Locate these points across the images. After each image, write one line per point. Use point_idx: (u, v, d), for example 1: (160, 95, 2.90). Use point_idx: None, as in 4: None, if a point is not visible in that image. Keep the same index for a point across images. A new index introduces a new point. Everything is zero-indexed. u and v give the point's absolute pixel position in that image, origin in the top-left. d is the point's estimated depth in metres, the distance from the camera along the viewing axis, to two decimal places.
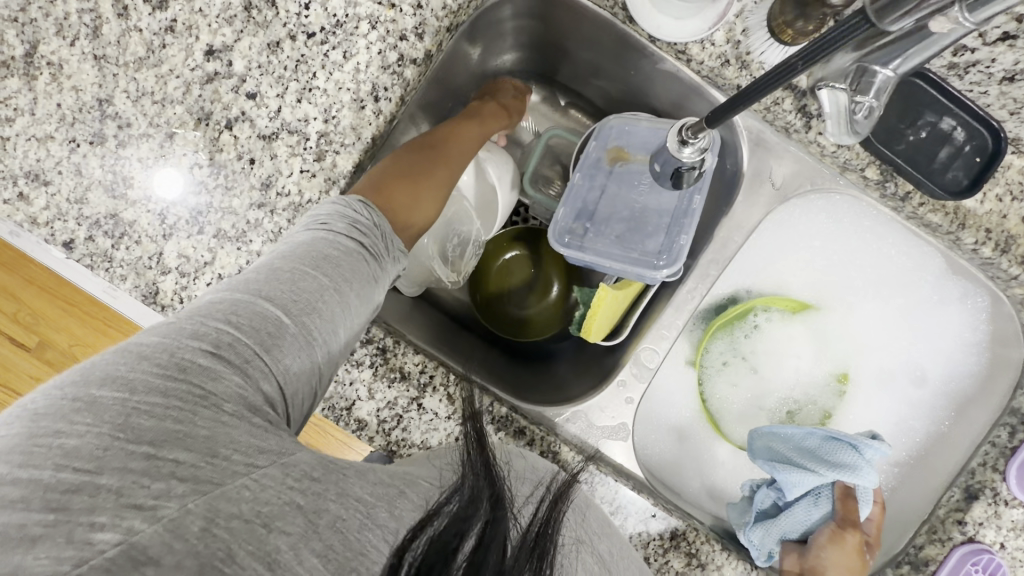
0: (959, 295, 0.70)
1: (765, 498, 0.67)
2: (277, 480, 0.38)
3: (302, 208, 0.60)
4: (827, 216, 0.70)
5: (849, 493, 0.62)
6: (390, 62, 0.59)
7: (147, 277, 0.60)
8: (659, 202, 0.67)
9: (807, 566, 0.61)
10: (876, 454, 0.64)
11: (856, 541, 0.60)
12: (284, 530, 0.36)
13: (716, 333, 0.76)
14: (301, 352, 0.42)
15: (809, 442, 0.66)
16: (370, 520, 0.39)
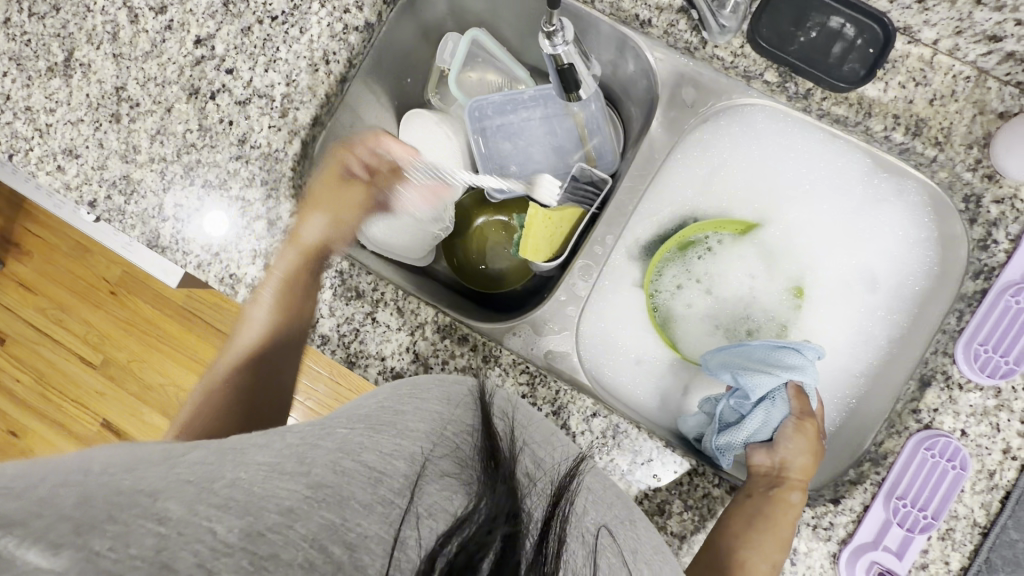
0: (892, 190, 0.71)
1: (727, 409, 0.68)
2: (159, 470, 0.30)
3: (271, 156, 0.71)
4: (750, 131, 0.75)
5: (801, 391, 0.67)
6: (337, 32, 0.72)
7: (151, 224, 0.72)
8: (560, 138, 0.84)
9: (777, 459, 0.63)
10: (815, 355, 0.68)
11: (814, 428, 0.64)
12: (172, 497, 0.28)
13: (667, 260, 0.79)
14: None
15: (759, 353, 0.69)
16: (277, 471, 0.31)
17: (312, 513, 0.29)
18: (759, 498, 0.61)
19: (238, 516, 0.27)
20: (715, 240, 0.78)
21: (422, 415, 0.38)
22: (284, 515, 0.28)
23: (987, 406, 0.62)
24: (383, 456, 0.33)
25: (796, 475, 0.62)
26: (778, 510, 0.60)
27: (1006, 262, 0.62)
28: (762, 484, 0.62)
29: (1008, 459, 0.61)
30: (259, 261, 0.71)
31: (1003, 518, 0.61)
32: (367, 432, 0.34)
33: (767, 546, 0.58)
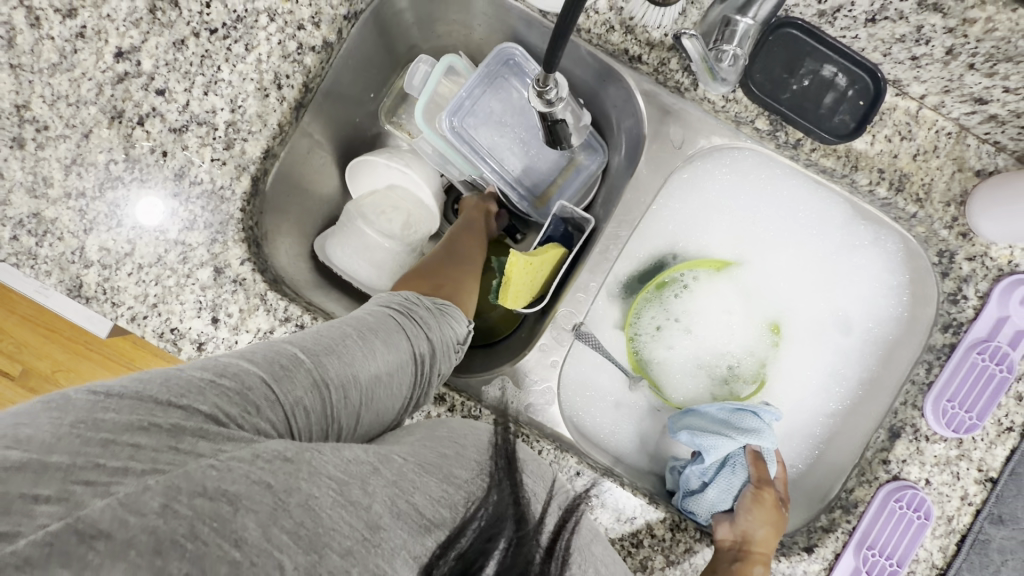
0: (869, 237, 0.72)
1: (692, 476, 0.69)
2: (245, 462, 0.36)
3: (215, 194, 0.62)
4: (735, 171, 0.73)
5: (758, 456, 0.69)
6: (291, 51, 0.62)
7: (71, 271, 0.62)
8: (540, 158, 0.80)
9: (739, 532, 0.63)
10: (772, 418, 0.71)
11: (772, 497, 0.66)
12: (251, 509, 0.34)
13: (648, 299, 0.77)
14: (312, 387, 0.43)
15: (720, 415, 0.71)
16: (345, 498, 0.37)
17: (370, 560, 0.35)
18: (724, 574, 0.60)
19: (303, 553, 0.34)
20: (696, 280, 0.77)
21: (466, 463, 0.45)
22: (345, 558, 0.34)
23: (949, 455, 0.65)
24: (432, 501, 0.41)
25: (756, 549, 0.62)
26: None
27: (974, 320, 0.65)
28: (725, 559, 0.62)
29: (965, 505, 0.65)
30: (205, 314, 0.63)
31: (958, 559, 0.64)
32: (420, 472, 0.41)
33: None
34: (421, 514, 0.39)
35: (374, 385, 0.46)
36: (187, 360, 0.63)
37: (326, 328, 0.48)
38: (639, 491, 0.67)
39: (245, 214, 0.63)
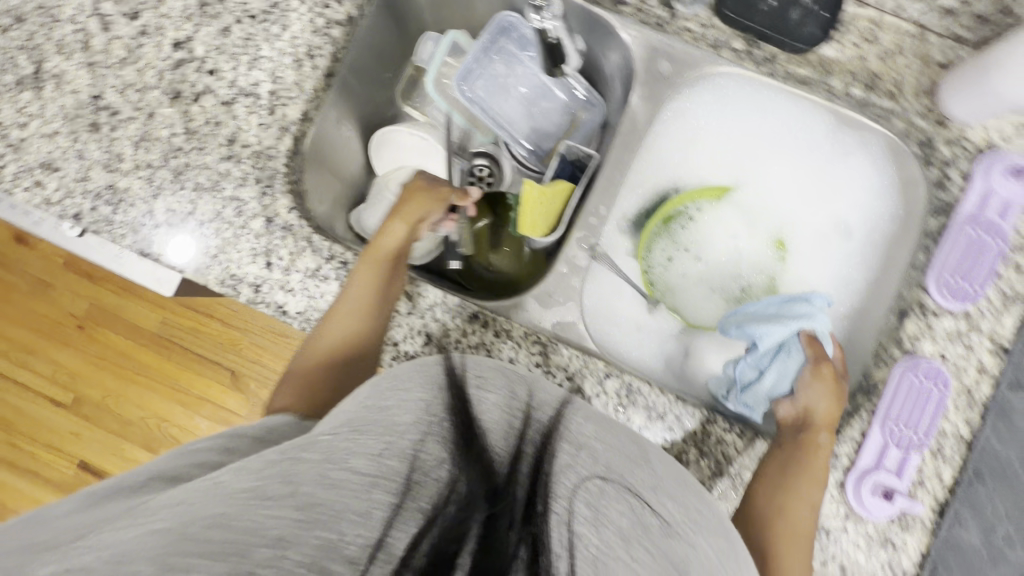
0: (855, 143, 0.76)
1: (747, 369, 0.72)
2: (125, 533, 0.33)
3: (262, 153, 0.71)
4: (721, 100, 0.80)
5: (813, 338, 0.71)
6: (320, 26, 0.73)
7: (142, 232, 0.71)
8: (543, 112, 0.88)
9: (801, 407, 0.68)
10: (824, 303, 0.73)
11: (831, 372, 0.68)
12: (141, 559, 0.31)
13: (658, 232, 0.83)
14: (199, 466, 0.42)
15: (771, 308, 0.75)
16: (260, 496, 0.34)
17: (303, 537, 0.32)
18: (790, 447, 0.66)
19: (225, 562, 0.30)
20: (701, 207, 0.82)
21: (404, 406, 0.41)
22: (278, 544, 0.31)
23: (960, 329, 0.68)
24: (374, 460, 0.36)
25: (820, 419, 0.66)
26: (810, 454, 0.65)
27: (965, 195, 0.68)
28: (791, 432, 0.67)
29: (983, 376, 0.67)
30: (260, 259, 0.70)
31: (985, 429, 0.66)
32: (352, 437, 0.38)
33: (813, 482, 0.63)
34: (360, 479, 0.35)
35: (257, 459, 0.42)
36: (246, 302, 0.71)
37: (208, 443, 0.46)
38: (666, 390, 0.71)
39: (291, 168, 0.71)
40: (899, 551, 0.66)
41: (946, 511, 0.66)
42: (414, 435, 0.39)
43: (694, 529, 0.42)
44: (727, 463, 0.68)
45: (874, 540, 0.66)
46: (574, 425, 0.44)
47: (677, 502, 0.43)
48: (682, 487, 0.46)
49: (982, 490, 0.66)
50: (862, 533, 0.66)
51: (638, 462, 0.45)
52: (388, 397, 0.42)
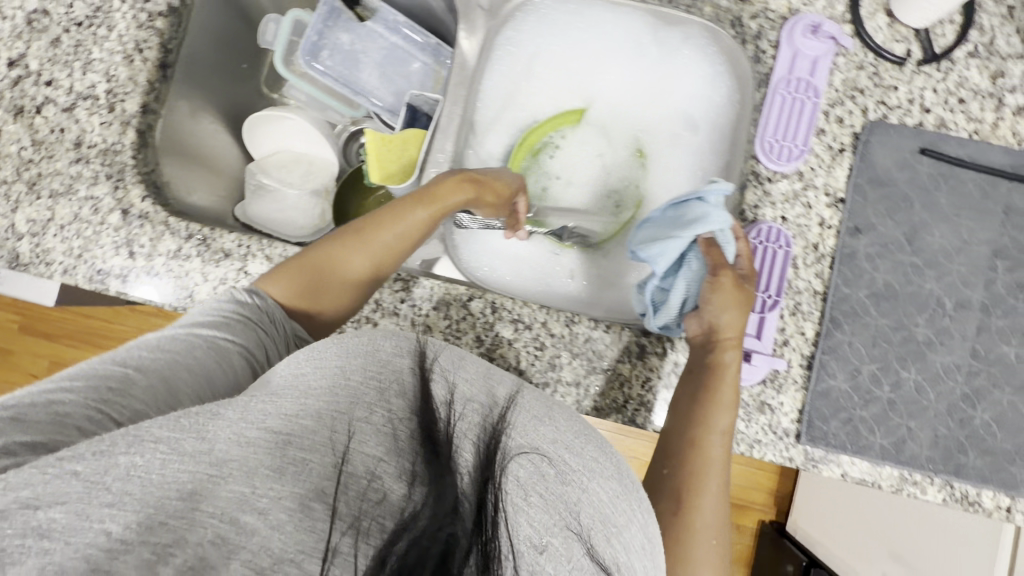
0: (679, 40, 0.80)
1: (655, 291, 0.71)
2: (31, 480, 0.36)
3: (109, 150, 0.74)
4: (551, 26, 0.83)
5: (711, 243, 0.68)
6: (143, 21, 0.75)
7: (7, 245, 0.73)
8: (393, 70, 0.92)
9: (707, 323, 0.66)
10: (719, 197, 0.68)
11: (730, 279, 0.66)
12: (59, 502, 0.35)
13: (527, 166, 0.85)
14: (124, 405, 0.46)
15: (671, 218, 0.71)
16: (176, 452, 0.38)
17: (215, 490, 0.37)
18: (696, 373, 0.64)
19: (135, 510, 0.35)
20: (560, 134, 0.85)
21: (321, 372, 0.43)
22: (187, 499, 0.36)
23: (796, 190, 0.70)
24: (285, 419, 0.40)
25: (725, 334, 0.64)
26: (718, 376, 0.63)
27: (775, 62, 0.72)
28: (699, 354, 0.66)
29: (825, 230, 0.69)
30: (123, 250, 0.73)
31: (835, 279, 0.68)
32: (269, 401, 0.41)
33: (717, 407, 0.61)
34: (273, 437, 0.39)
35: (192, 378, 0.50)
36: (116, 294, 0.73)
37: (136, 354, 0.51)
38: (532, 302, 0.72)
39: (138, 159, 0.74)
40: (775, 412, 0.67)
41: (813, 364, 0.67)
42: (336, 429, 0.40)
43: (589, 475, 0.41)
44: (598, 359, 0.70)
45: (750, 407, 0.67)
46: (514, 412, 0.43)
47: (575, 453, 0.42)
48: (584, 439, 0.44)
49: (843, 337, 0.67)
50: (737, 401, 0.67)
51: (543, 419, 0.44)
52: (303, 366, 0.44)
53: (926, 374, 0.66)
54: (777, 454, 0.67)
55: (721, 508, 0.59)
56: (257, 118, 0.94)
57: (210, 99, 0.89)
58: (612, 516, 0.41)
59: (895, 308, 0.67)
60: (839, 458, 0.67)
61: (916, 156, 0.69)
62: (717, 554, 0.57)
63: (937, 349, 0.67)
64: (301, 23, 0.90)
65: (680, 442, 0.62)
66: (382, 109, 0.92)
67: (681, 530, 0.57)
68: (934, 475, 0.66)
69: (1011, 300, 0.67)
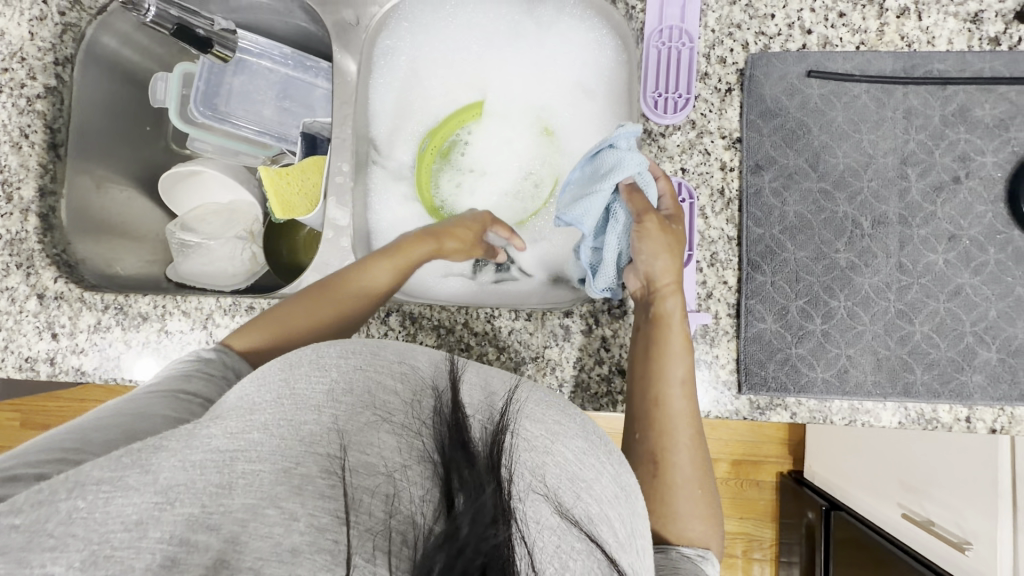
0: (553, 11, 0.78)
1: (587, 251, 0.66)
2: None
3: (14, 239, 0.74)
4: (423, 24, 0.80)
5: (633, 187, 0.62)
6: (23, 106, 0.75)
7: None
8: (288, 102, 0.92)
9: (644, 277, 0.62)
10: (630, 138, 0.62)
11: (657, 223, 0.62)
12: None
13: (436, 171, 0.82)
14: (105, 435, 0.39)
15: (588, 172, 0.65)
16: (116, 487, 0.29)
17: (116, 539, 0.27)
18: (645, 330, 0.61)
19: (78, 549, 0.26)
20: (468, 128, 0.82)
21: (263, 387, 0.34)
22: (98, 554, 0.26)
23: (691, 139, 0.68)
24: (234, 441, 0.31)
25: (664, 283, 0.61)
26: (664, 326, 0.60)
27: (644, 16, 0.71)
28: (642, 309, 0.63)
29: (728, 173, 0.67)
30: (45, 333, 0.73)
31: (745, 221, 0.66)
32: (210, 424, 0.32)
33: (669, 358, 0.59)
34: (224, 462, 0.30)
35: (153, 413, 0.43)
36: (47, 377, 0.73)
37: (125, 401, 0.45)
38: (450, 305, 0.71)
39: (43, 242, 0.74)
40: (711, 367, 0.66)
41: (739, 311, 0.66)
42: (322, 421, 0.31)
43: (558, 440, 0.33)
44: (525, 349, 0.68)
45: None
46: (520, 399, 0.34)
47: (540, 421, 0.33)
48: (545, 405, 0.35)
49: (764, 279, 0.65)
50: None
51: (499, 396, 0.36)
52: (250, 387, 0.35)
53: (855, 298, 0.65)
54: (721, 409, 0.66)
55: (699, 456, 0.56)
56: (171, 175, 0.92)
57: (114, 167, 0.89)
58: (586, 476, 0.32)
59: (811, 238, 0.65)
60: (784, 401, 0.65)
61: (804, 81, 0.66)
62: (703, 506, 0.55)
63: (862, 271, 0.65)
64: (189, 75, 0.90)
65: (639, 408, 0.59)
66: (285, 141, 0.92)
67: (662, 490, 0.55)
68: (885, 400, 0.64)
69: (927, 206, 0.65)
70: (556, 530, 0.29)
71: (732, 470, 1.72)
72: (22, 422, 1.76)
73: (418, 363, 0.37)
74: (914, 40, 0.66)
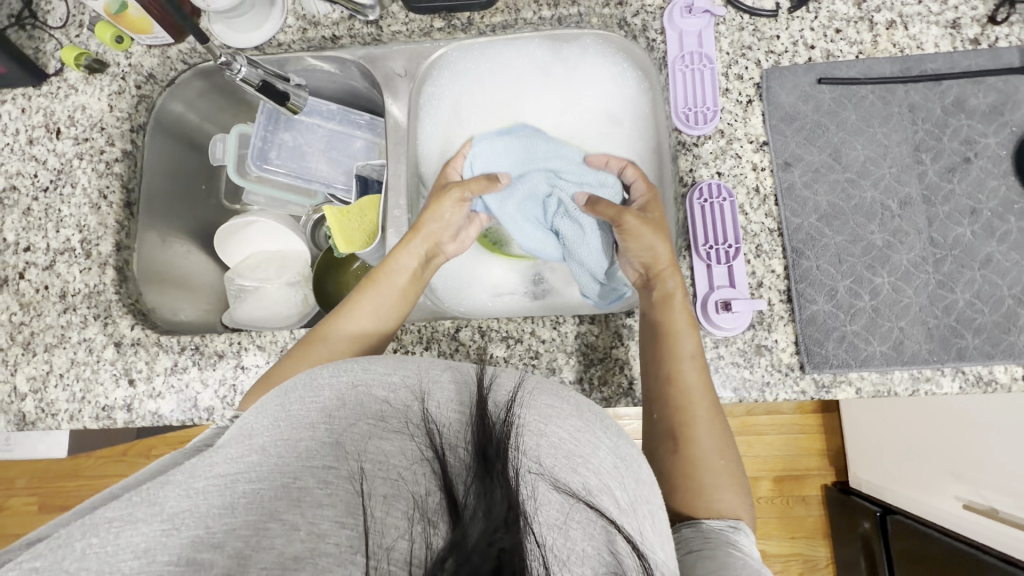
0: (580, 51, 0.87)
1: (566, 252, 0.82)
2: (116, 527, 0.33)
3: (93, 292, 0.78)
4: (463, 72, 0.89)
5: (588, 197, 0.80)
6: (103, 170, 0.82)
7: (13, 408, 0.76)
8: (336, 152, 0.99)
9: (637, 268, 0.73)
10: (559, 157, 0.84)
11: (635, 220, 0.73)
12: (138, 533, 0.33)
13: None
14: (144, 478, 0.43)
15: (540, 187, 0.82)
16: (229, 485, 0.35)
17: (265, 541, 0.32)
18: (647, 315, 0.69)
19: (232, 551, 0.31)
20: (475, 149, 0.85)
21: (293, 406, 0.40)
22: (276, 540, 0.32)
23: (722, 145, 0.75)
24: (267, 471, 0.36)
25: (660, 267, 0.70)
26: (667, 309, 0.67)
27: (665, 45, 0.79)
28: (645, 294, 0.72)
29: (761, 173, 0.73)
30: (122, 380, 0.75)
31: (783, 214, 0.72)
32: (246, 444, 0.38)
33: (679, 336, 0.65)
34: (272, 482, 0.35)
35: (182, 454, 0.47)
36: (124, 424, 0.74)
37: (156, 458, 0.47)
38: (515, 317, 0.75)
39: (120, 293, 0.78)
40: (773, 351, 0.69)
41: (791, 296, 0.70)
42: (317, 436, 0.37)
43: (549, 421, 0.38)
44: (594, 351, 0.71)
45: (748, 353, 0.69)
46: (525, 399, 0.40)
47: (555, 400, 0.40)
48: (553, 397, 0.41)
49: (809, 263, 0.70)
50: (734, 351, 0.69)
51: (534, 390, 0.41)
52: (286, 407, 0.40)
53: (897, 273, 0.69)
54: (788, 391, 0.68)
55: (717, 429, 0.62)
56: (224, 228, 0.99)
57: (175, 224, 0.94)
58: (583, 452, 0.37)
59: (845, 223, 0.71)
60: (848, 376, 0.68)
61: (815, 88, 0.75)
62: (727, 476, 0.60)
63: (898, 249, 0.70)
64: (245, 135, 0.98)
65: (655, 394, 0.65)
66: (334, 185, 0.99)
67: (685, 464, 0.61)
68: (943, 365, 0.67)
69: (946, 185, 0.71)
70: (558, 504, 0.34)
71: (775, 487, 1.69)
72: (40, 506, 1.70)
73: (406, 372, 0.42)
74: (905, 46, 0.75)
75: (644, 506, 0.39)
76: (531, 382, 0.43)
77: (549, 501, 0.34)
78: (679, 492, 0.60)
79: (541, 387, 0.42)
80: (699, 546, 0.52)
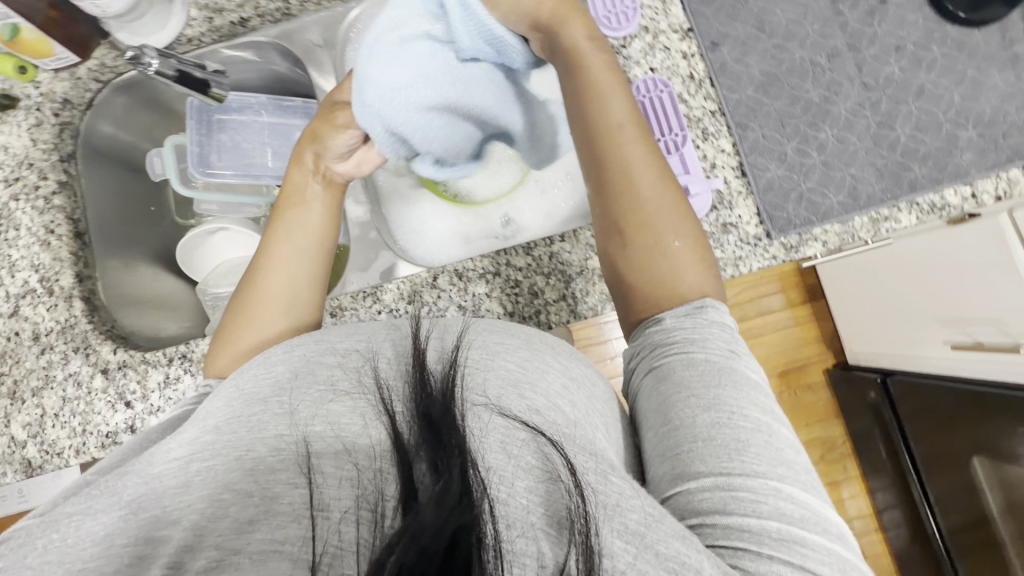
0: None
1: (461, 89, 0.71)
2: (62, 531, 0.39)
3: (66, 327, 0.77)
4: None
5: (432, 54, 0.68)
6: (43, 206, 0.80)
7: (19, 455, 0.76)
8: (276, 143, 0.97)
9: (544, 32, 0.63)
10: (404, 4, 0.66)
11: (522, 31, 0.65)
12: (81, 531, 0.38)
13: None
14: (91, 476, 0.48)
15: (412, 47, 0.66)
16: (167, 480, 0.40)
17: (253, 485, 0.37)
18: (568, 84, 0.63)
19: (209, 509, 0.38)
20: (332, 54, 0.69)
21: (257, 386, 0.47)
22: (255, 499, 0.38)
23: (649, 40, 0.74)
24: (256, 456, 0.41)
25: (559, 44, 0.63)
26: (582, 74, 0.61)
27: None
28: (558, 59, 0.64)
29: (692, 58, 0.73)
30: (118, 404, 0.75)
31: (720, 93, 0.73)
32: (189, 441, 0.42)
33: (603, 99, 0.60)
34: (239, 472, 0.41)
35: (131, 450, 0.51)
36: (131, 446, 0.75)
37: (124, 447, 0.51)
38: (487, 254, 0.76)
39: (93, 322, 0.78)
40: (739, 226, 0.69)
41: (745, 170, 0.71)
42: (284, 430, 0.42)
43: (491, 355, 0.46)
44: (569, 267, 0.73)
45: (716, 234, 0.70)
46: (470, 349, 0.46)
47: (502, 338, 0.48)
48: (498, 334, 0.48)
49: (755, 134, 0.72)
50: (704, 234, 0.70)
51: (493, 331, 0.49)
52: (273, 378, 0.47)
53: (838, 124, 0.71)
54: (761, 260, 0.70)
55: (661, 182, 0.57)
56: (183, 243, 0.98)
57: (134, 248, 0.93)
58: (530, 376, 0.45)
59: (781, 89, 0.73)
60: (813, 233, 0.69)
61: None
62: (685, 228, 0.56)
63: (835, 101, 0.72)
64: (180, 145, 0.95)
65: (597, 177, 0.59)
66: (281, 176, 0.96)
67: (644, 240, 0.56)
68: (898, 201, 0.69)
69: (868, 30, 0.73)
70: (505, 431, 0.41)
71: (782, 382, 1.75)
72: None
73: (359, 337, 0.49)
74: None
75: (597, 418, 0.47)
76: (476, 325, 0.50)
77: (494, 426, 0.41)
78: (640, 284, 0.55)
79: (490, 327, 0.50)
80: (653, 365, 0.50)
